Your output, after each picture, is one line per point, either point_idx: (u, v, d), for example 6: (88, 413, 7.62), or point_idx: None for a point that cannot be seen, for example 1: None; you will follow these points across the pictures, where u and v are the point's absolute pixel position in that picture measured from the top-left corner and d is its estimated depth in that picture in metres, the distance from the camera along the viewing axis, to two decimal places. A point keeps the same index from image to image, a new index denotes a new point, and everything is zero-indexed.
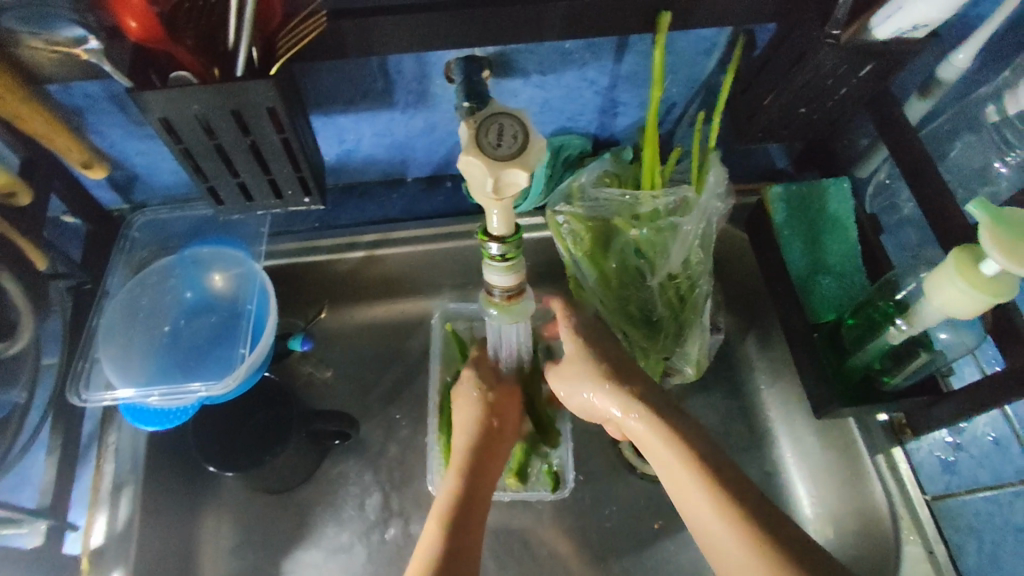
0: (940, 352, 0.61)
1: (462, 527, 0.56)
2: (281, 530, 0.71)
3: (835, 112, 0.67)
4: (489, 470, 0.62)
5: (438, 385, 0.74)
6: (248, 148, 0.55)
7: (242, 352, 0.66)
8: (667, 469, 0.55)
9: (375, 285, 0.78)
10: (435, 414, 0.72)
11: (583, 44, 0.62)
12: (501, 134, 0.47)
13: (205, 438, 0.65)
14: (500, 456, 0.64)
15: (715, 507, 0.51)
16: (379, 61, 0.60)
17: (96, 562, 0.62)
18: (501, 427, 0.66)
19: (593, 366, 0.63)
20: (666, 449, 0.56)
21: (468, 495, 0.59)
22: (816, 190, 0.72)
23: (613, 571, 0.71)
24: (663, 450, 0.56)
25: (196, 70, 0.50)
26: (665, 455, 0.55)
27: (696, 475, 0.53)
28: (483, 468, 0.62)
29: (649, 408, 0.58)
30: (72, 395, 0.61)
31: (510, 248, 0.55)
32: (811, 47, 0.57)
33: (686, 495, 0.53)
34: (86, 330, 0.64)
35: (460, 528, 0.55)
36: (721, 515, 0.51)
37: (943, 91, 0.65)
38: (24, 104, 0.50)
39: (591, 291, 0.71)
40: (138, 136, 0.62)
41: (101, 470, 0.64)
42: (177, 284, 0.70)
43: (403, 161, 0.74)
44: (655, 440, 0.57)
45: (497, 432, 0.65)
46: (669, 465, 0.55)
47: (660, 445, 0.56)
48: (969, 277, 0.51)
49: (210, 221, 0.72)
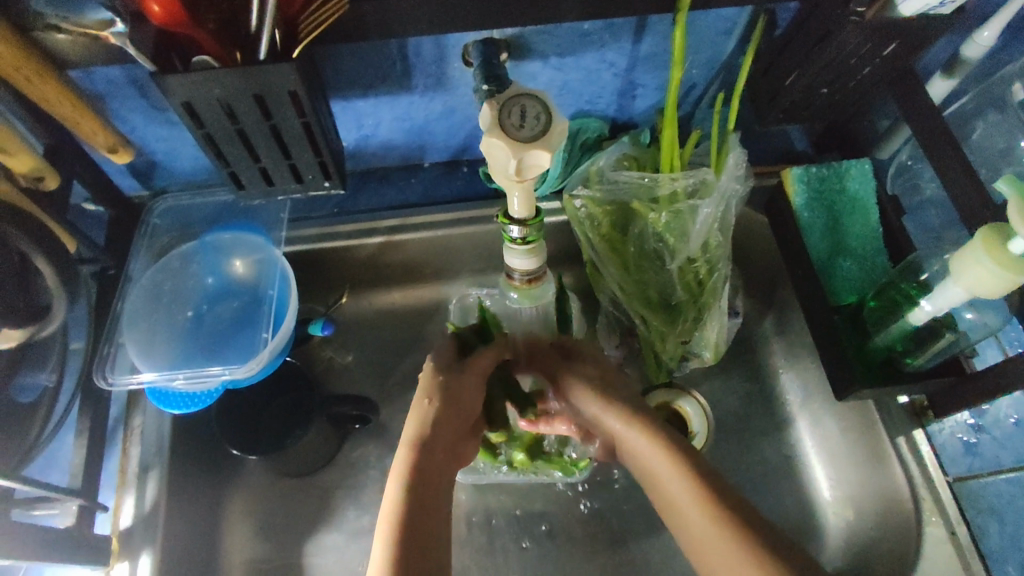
0: (964, 332, 0.60)
1: (426, 520, 0.47)
2: (304, 512, 0.71)
3: (857, 92, 0.66)
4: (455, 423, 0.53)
5: None
6: (269, 133, 0.55)
7: (265, 336, 0.66)
8: (692, 533, 0.50)
9: (393, 270, 0.78)
10: None
11: (603, 25, 0.62)
12: (524, 115, 0.47)
13: (229, 422, 0.66)
14: (467, 399, 0.55)
15: (711, 524, 0.48)
16: (399, 42, 0.59)
17: (126, 543, 0.62)
18: (468, 379, 0.56)
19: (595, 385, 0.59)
20: (694, 507, 0.50)
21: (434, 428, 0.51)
22: (835, 172, 0.71)
23: (632, 553, 0.71)
24: (688, 506, 0.50)
25: (219, 54, 0.50)
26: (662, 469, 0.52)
27: (728, 538, 0.48)
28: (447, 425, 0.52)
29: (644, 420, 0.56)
30: (99, 378, 0.62)
31: (530, 232, 0.55)
32: (835, 25, 0.56)
33: (683, 515, 0.51)
34: (111, 315, 0.65)
35: (431, 460, 0.50)
36: (710, 518, 0.49)
37: (966, 70, 0.64)
38: (51, 87, 0.51)
39: (609, 275, 0.71)
40: (159, 122, 0.62)
41: (127, 453, 0.66)
42: (198, 269, 0.70)
43: (422, 146, 0.74)
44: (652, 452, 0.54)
45: (470, 387, 0.56)
46: (693, 523, 0.50)
47: (687, 499, 0.51)
48: (996, 257, 0.50)
49: (231, 207, 0.72)
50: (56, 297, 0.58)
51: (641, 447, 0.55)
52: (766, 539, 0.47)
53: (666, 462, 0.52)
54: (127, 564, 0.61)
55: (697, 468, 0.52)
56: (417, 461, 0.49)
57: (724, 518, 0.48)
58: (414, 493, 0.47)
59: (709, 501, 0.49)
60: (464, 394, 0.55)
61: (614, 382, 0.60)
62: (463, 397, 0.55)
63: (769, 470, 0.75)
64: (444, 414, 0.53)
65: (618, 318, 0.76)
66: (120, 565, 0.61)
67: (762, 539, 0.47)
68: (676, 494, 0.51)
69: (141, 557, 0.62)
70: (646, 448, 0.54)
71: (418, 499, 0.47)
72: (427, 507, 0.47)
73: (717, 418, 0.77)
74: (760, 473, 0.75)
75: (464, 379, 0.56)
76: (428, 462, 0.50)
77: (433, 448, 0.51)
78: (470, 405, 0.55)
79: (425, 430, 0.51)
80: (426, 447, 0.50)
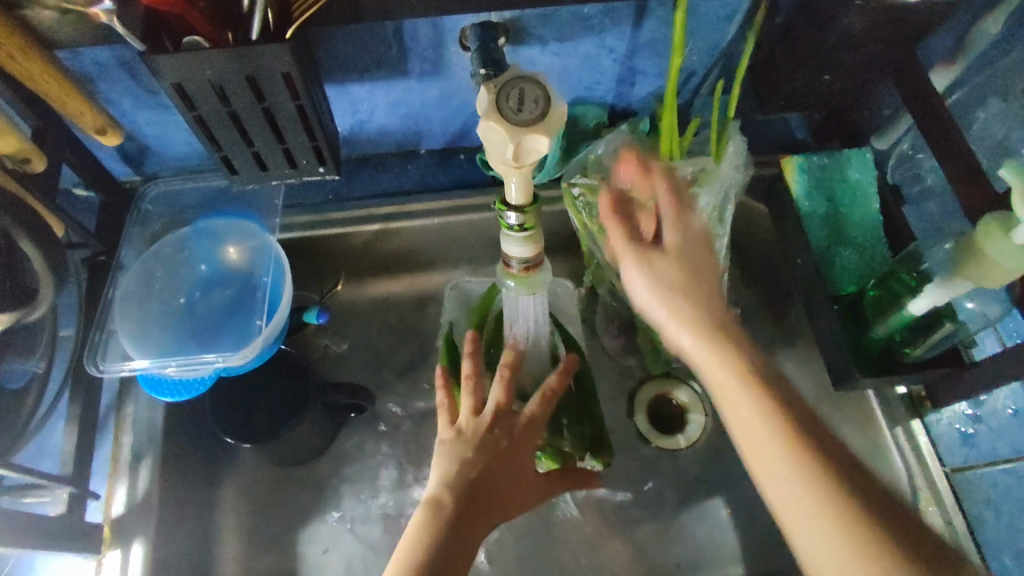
0: (964, 322, 0.60)
1: (444, 564, 0.51)
2: (298, 500, 0.71)
3: (860, 79, 0.66)
4: (510, 464, 0.58)
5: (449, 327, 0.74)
6: (262, 115, 0.54)
7: (258, 324, 0.66)
8: (736, 421, 0.51)
9: (389, 258, 0.78)
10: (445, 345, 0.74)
11: (603, 9, 0.61)
12: (522, 99, 0.46)
13: (221, 410, 0.65)
14: (527, 440, 0.60)
15: (771, 438, 0.49)
16: (394, 25, 0.58)
17: (117, 532, 0.63)
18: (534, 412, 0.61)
19: (689, 286, 0.56)
20: (763, 427, 0.49)
21: (480, 471, 0.56)
22: (837, 162, 0.71)
23: (631, 543, 0.71)
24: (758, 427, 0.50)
25: (208, 34, 0.49)
26: (732, 390, 0.52)
27: (803, 467, 0.47)
28: (501, 466, 0.57)
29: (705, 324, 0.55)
30: (90, 365, 0.60)
31: (528, 219, 0.54)
32: (839, 10, 0.56)
33: (746, 416, 0.50)
34: (101, 302, 0.64)
35: (471, 494, 0.55)
36: (772, 424, 0.49)
37: (972, 58, 0.63)
38: (36, 65, 0.50)
39: (607, 264, 0.70)
40: (150, 106, 0.61)
41: (119, 442, 0.65)
42: (191, 256, 0.69)
43: (417, 132, 0.73)
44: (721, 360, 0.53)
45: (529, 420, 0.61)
46: (759, 444, 0.50)
47: (756, 416, 0.50)
48: (997, 246, 0.50)
49: (224, 192, 0.71)
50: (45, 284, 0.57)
51: (703, 356, 0.54)
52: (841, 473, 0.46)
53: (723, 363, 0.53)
54: (118, 552, 0.62)
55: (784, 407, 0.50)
56: (443, 521, 0.53)
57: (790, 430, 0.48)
58: (440, 526, 0.53)
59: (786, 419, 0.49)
60: (527, 433, 0.60)
61: (708, 296, 0.56)
62: (525, 427, 0.60)
63: None
64: (500, 449, 0.58)
65: (616, 310, 0.76)
66: (112, 553, 0.62)
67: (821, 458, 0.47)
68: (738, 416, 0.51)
69: (133, 545, 0.62)
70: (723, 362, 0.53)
71: (445, 531, 0.53)
72: (461, 517, 0.54)
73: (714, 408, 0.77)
74: None
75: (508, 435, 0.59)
76: (456, 528, 0.53)
77: (458, 513, 0.54)
78: (513, 465, 0.58)
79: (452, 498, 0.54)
80: (477, 471, 0.56)
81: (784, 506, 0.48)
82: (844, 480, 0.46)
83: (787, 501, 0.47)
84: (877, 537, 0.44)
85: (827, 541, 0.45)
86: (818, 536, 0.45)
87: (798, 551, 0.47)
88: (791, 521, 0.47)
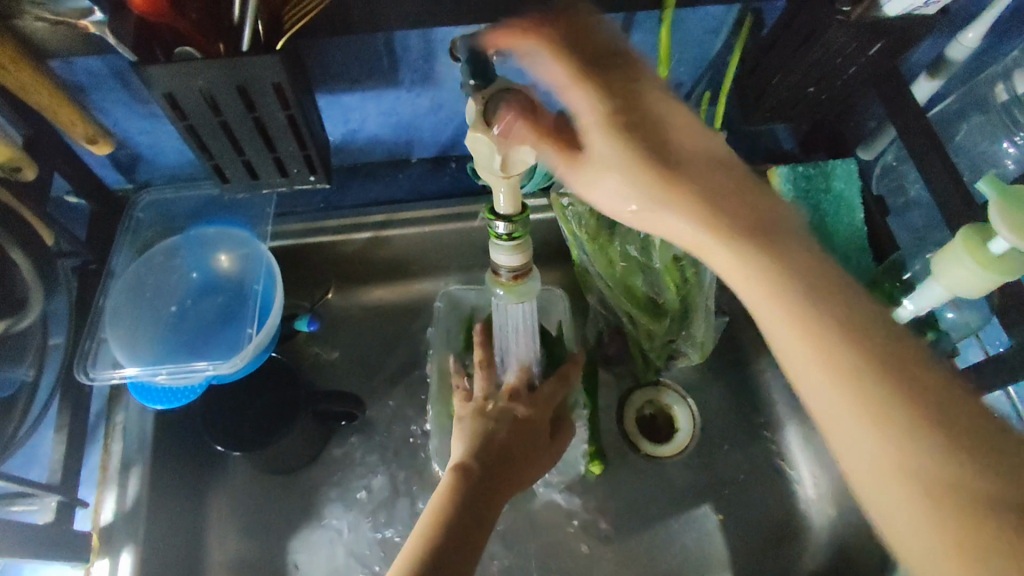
0: (946, 331, 0.63)
1: (466, 526, 0.54)
2: (287, 508, 0.71)
3: (843, 92, 0.67)
4: (525, 443, 0.63)
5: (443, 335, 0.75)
6: (254, 125, 0.55)
7: (249, 331, 0.66)
8: (817, 399, 0.47)
9: (381, 266, 0.78)
10: (438, 351, 0.75)
11: (590, 22, 0.62)
12: (509, 111, 0.47)
13: (212, 417, 0.66)
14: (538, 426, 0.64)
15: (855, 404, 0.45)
16: (384, 37, 0.59)
17: (107, 540, 0.61)
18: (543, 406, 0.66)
19: (638, 159, 0.53)
20: (865, 416, 0.44)
21: (499, 447, 0.61)
22: (822, 172, 0.72)
23: (620, 551, 0.72)
24: (846, 393, 0.45)
25: (201, 45, 0.49)
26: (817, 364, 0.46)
27: (893, 436, 0.44)
28: (516, 444, 0.62)
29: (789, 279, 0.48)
30: (79, 372, 0.61)
31: (516, 227, 0.55)
32: (821, 24, 0.57)
33: (816, 396, 0.47)
34: (92, 310, 0.64)
35: (492, 466, 0.59)
36: (855, 392, 0.45)
37: (951, 71, 0.64)
38: (28, 75, 0.50)
39: (596, 273, 0.72)
40: (142, 115, 0.62)
41: (109, 449, 0.65)
42: (183, 264, 0.70)
43: (409, 141, 0.74)
44: (808, 345, 0.47)
45: (540, 412, 0.65)
46: (843, 413, 0.46)
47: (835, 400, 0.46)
48: (977, 255, 0.51)
49: (215, 201, 0.71)
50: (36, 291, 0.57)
51: (781, 317, 0.48)
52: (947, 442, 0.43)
53: (806, 336, 0.47)
54: (108, 560, 0.60)
55: (894, 377, 0.45)
56: (466, 487, 0.57)
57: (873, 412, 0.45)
58: (464, 492, 0.57)
59: (880, 390, 0.45)
60: (539, 419, 0.65)
61: (714, 175, 0.53)
62: (538, 414, 0.65)
63: (752, 467, 0.75)
64: (516, 430, 0.63)
65: (605, 318, 0.77)
66: (100, 562, 0.60)
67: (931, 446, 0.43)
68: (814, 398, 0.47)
69: (122, 554, 0.61)
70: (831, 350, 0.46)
71: (469, 495, 0.56)
72: (483, 484, 0.58)
73: (702, 416, 0.78)
74: (744, 470, 0.75)
75: (521, 424, 0.63)
76: (478, 498, 0.57)
77: (479, 483, 0.58)
78: (528, 445, 0.63)
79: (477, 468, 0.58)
80: (496, 447, 0.61)
81: (864, 478, 0.46)
82: (957, 447, 0.43)
83: (866, 475, 0.45)
84: (1002, 540, 0.41)
85: (910, 518, 0.43)
86: (900, 513, 0.44)
87: (876, 517, 0.45)
88: (868, 494, 0.46)
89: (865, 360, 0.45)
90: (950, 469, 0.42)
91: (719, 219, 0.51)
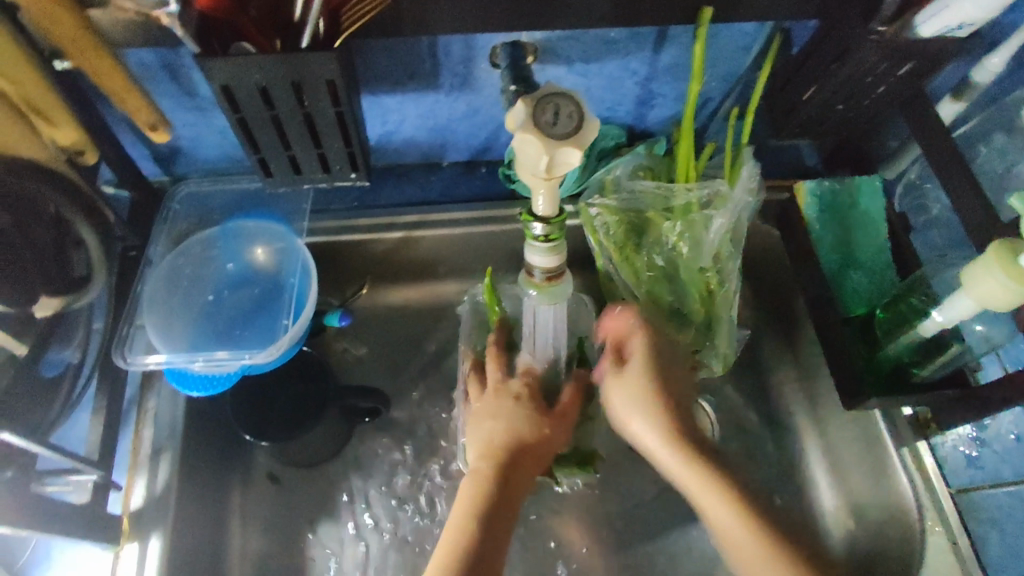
0: (969, 346, 0.62)
1: (497, 521, 0.56)
2: (310, 502, 0.71)
3: (872, 110, 0.68)
4: (546, 435, 0.63)
5: (468, 338, 0.76)
6: (303, 121, 0.56)
7: (285, 323, 0.67)
8: (704, 505, 0.58)
9: (410, 266, 0.79)
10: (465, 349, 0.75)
11: (628, 34, 0.64)
12: (558, 113, 0.48)
13: (242, 408, 0.66)
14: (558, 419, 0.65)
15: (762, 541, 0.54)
16: (430, 41, 0.61)
17: (136, 524, 0.62)
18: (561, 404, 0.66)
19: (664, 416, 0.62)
20: (746, 536, 0.55)
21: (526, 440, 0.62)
22: (846, 187, 0.73)
23: (638, 557, 0.72)
24: (741, 538, 0.55)
25: (259, 41, 0.51)
26: (724, 510, 0.56)
27: (740, 509, 0.56)
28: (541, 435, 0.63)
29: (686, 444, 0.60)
30: (116, 356, 0.62)
31: (552, 230, 0.56)
32: (855, 42, 0.59)
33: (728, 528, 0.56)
34: (130, 297, 0.65)
35: (519, 458, 0.60)
36: None
37: (976, 94, 0.66)
38: (101, 60, 0.50)
39: (622, 282, 0.72)
40: (188, 108, 0.63)
41: (140, 435, 0.65)
42: (219, 255, 0.71)
43: (443, 145, 0.75)
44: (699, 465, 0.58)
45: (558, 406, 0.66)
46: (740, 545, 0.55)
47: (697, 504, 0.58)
48: (1008, 269, 0.52)
49: (253, 194, 0.73)
50: (95, 268, 0.61)
51: (711, 504, 0.57)
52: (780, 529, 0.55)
53: (694, 468, 0.58)
54: (137, 545, 0.61)
55: (760, 516, 0.56)
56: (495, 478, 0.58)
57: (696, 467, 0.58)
58: (494, 486, 0.57)
59: (757, 530, 0.55)
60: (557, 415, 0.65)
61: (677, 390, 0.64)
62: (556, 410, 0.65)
63: (772, 476, 0.76)
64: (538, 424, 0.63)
65: None
66: (130, 546, 0.61)
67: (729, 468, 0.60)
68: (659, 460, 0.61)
69: (151, 540, 0.61)
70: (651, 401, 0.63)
71: (499, 490, 0.57)
72: (512, 477, 0.59)
73: (722, 425, 0.78)
74: (763, 479, 0.76)
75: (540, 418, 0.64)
76: (508, 483, 0.58)
77: (507, 475, 0.59)
78: (550, 435, 0.63)
79: (499, 467, 0.59)
80: (520, 438, 0.61)
81: None
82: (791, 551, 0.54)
83: (715, 521, 0.56)
84: None
85: (738, 532, 0.55)
86: (720, 519, 0.56)
87: None
88: None
89: (711, 480, 0.57)
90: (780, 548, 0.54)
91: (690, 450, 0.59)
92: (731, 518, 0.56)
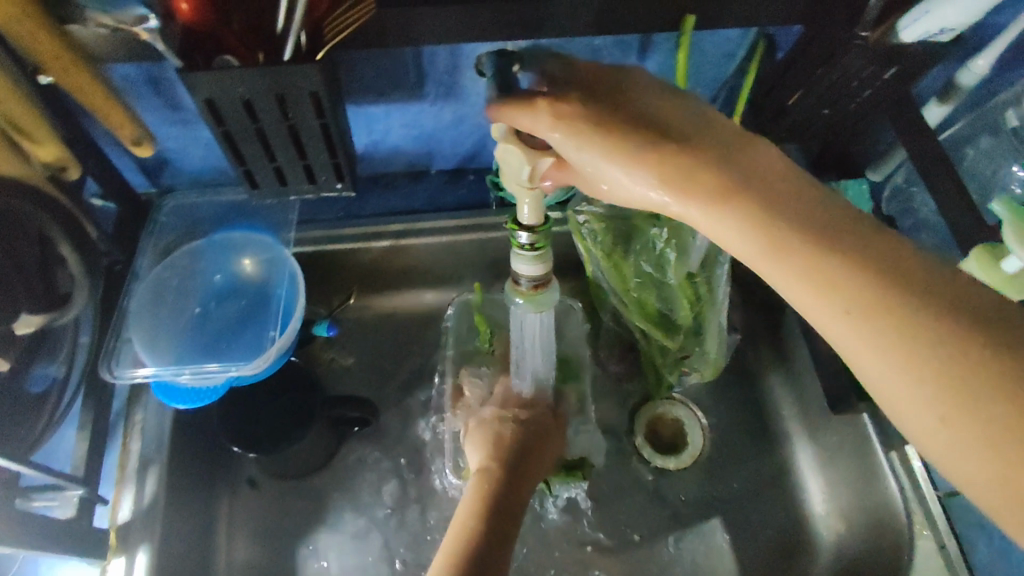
0: None
1: (502, 519, 0.57)
2: (299, 513, 0.71)
3: (860, 114, 0.68)
4: (541, 445, 0.65)
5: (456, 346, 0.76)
6: (288, 133, 0.56)
7: (272, 334, 0.67)
8: (870, 380, 0.41)
9: (397, 275, 0.79)
10: (454, 357, 0.75)
11: (613, 41, 0.64)
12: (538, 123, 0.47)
13: (230, 420, 0.66)
14: (551, 432, 0.67)
15: (930, 381, 0.38)
16: (414, 51, 0.61)
17: (123, 538, 0.61)
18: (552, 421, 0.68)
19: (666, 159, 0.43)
20: (872, 353, 0.40)
21: (522, 448, 0.63)
22: (832, 191, 0.74)
23: (629, 564, 0.72)
24: (866, 354, 0.40)
25: (241, 53, 0.51)
26: (892, 384, 0.39)
27: (857, 295, 0.40)
28: (537, 445, 0.65)
29: (796, 245, 0.42)
30: (103, 370, 0.62)
31: (539, 238, 0.56)
32: (838, 48, 0.59)
33: (895, 409, 0.41)
34: (117, 311, 0.65)
35: (519, 464, 0.62)
36: (913, 368, 0.39)
37: (963, 96, 0.66)
38: (85, 79, 0.50)
39: (610, 290, 0.72)
40: (172, 120, 0.63)
41: (127, 448, 0.65)
42: (206, 267, 0.71)
43: (430, 153, 0.75)
44: (850, 330, 0.41)
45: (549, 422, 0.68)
46: (936, 437, 0.39)
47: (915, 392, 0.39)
48: (991, 273, 0.54)
49: (239, 206, 0.72)
50: (78, 282, 0.61)
51: (818, 302, 0.41)
52: (966, 358, 0.38)
53: (806, 251, 0.42)
54: (123, 560, 0.61)
55: (904, 298, 0.40)
56: (496, 479, 0.59)
57: (907, 329, 0.39)
58: (494, 487, 0.59)
59: (899, 345, 0.39)
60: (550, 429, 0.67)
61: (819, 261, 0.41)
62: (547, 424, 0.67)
63: (762, 481, 0.76)
64: (533, 436, 0.65)
65: (618, 334, 0.79)
66: (117, 560, 0.61)
67: (946, 326, 0.39)
68: (837, 340, 0.42)
69: (138, 554, 0.61)
70: (837, 284, 0.41)
71: (501, 491, 0.59)
72: (513, 478, 0.60)
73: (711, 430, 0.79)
74: (752, 484, 0.76)
75: (534, 431, 0.66)
76: (509, 486, 0.59)
77: (507, 476, 0.60)
78: (545, 448, 0.65)
79: (500, 470, 0.60)
80: (517, 445, 0.63)
81: (923, 433, 0.40)
82: (939, 359, 0.38)
83: (877, 382, 0.41)
84: None
85: (904, 392, 0.39)
86: (892, 377, 0.39)
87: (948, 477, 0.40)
88: (970, 486, 0.38)
89: (867, 335, 0.40)
90: (922, 351, 0.39)
91: (824, 294, 0.41)
92: (897, 370, 0.39)
